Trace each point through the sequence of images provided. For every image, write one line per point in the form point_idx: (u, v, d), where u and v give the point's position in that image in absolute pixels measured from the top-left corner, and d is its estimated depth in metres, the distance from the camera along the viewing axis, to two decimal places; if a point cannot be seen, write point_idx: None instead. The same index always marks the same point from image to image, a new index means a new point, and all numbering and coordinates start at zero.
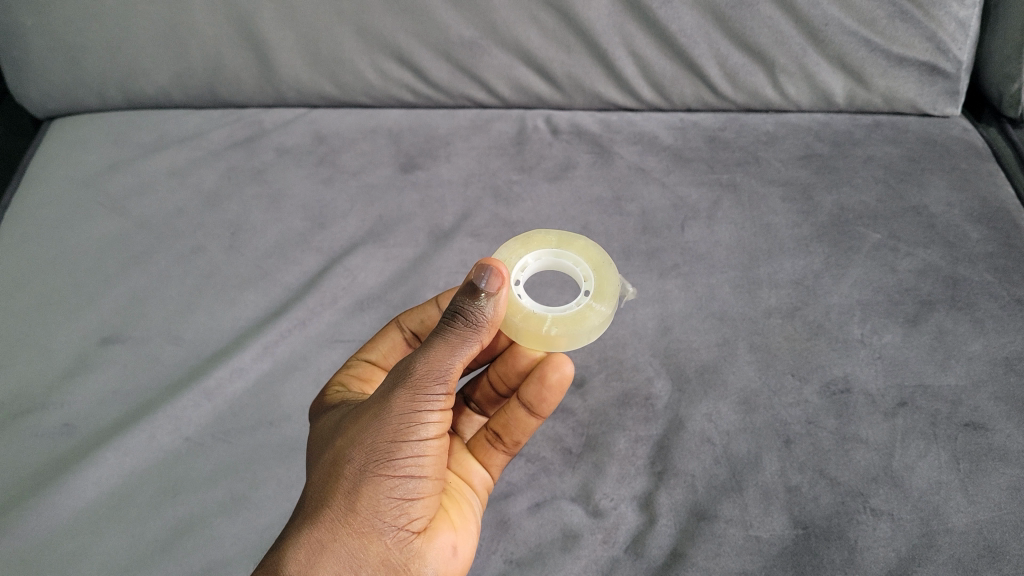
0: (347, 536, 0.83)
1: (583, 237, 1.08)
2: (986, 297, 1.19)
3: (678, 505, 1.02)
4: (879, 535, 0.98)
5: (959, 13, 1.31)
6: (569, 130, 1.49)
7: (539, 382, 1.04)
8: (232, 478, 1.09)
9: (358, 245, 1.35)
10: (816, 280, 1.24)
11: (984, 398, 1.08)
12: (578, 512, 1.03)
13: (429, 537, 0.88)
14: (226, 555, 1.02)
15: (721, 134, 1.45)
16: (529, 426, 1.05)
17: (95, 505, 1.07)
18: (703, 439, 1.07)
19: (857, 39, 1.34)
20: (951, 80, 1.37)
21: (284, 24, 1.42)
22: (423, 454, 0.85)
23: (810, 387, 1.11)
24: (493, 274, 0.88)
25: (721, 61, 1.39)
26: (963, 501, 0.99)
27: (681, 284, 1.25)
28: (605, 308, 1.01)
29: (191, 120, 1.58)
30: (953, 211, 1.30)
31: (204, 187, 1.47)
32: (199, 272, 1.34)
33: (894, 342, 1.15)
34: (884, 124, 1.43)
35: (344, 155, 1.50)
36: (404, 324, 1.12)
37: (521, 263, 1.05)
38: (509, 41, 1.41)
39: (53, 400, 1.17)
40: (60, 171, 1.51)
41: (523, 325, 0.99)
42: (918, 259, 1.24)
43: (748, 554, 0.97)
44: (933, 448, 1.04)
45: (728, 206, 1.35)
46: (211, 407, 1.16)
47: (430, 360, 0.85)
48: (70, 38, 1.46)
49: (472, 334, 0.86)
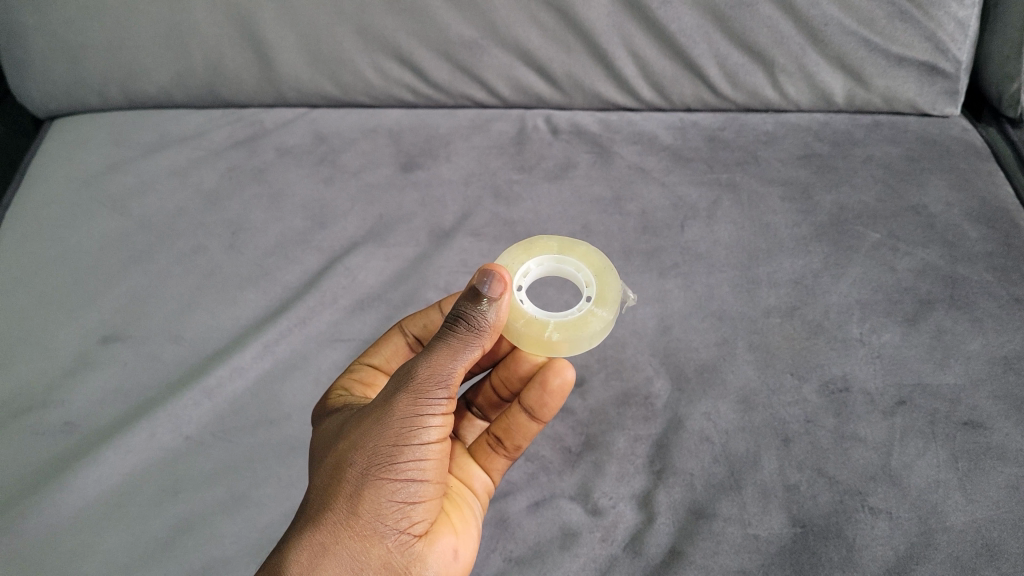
0: (349, 540, 0.83)
1: (584, 243, 1.08)
2: (985, 296, 1.19)
3: (676, 504, 1.03)
4: (877, 534, 0.98)
5: (958, 12, 1.31)
6: (569, 130, 1.49)
7: (540, 388, 1.04)
8: (232, 477, 1.10)
9: (358, 244, 1.35)
10: (815, 280, 1.24)
11: (983, 397, 1.09)
12: (576, 510, 1.03)
13: (430, 540, 0.88)
14: (225, 553, 1.03)
15: (721, 133, 1.45)
16: (530, 431, 1.05)
17: (96, 504, 1.08)
18: (702, 439, 1.08)
19: (856, 39, 1.34)
20: (951, 80, 1.37)
21: (284, 24, 1.43)
22: (424, 458, 0.86)
23: (809, 386, 1.12)
24: (496, 280, 0.89)
25: (720, 61, 1.39)
26: (961, 500, 1.00)
27: (680, 283, 1.25)
28: (607, 314, 1.01)
29: (192, 120, 1.58)
30: (952, 210, 1.30)
31: (204, 186, 1.48)
32: (200, 271, 1.34)
33: (893, 341, 1.15)
34: (883, 124, 1.44)
35: (344, 155, 1.50)
36: (406, 329, 1.13)
37: (522, 268, 1.05)
38: (508, 41, 1.41)
39: (55, 399, 1.18)
40: (61, 171, 1.51)
41: (525, 330, 0.99)
42: (917, 258, 1.25)
43: (746, 553, 0.97)
44: (931, 447, 1.04)
45: (727, 206, 1.35)
46: (212, 406, 1.16)
47: (433, 365, 0.86)
48: (71, 38, 1.47)
49: (474, 339, 0.87)
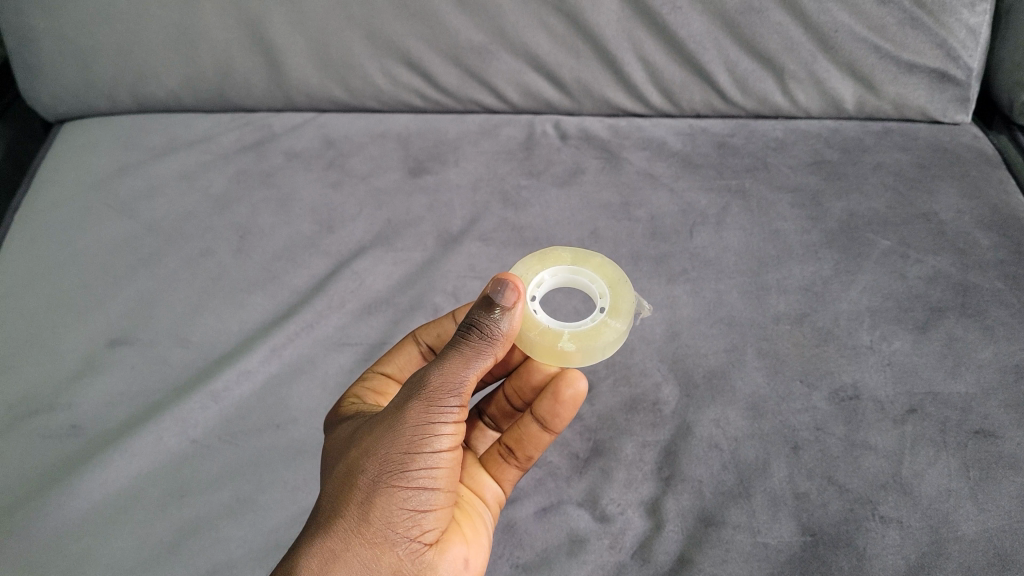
0: (360, 547, 0.83)
1: (598, 254, 1.08)
2: (996, 304, 1.18)
3: (685, 511, 1.02)
4: (888, 543, 0.97)
5: (969, 19, 1.31)
6: (578, 135, 1.49)
7: (552, 398, 1.03)
8: (238, 481, 1.10)
9: (366, 249, 1.35)
10: (825, 287, 1.23)
11: (995, 406, 1.08)
12: (584, 517, 1.03)
13: (442, 549, 0.88)
14: (231, 557, 1.03)
15: (730, 140, 1.45)
16: (542, 441, 1.04)
17: (103, 507, 1.08)
18: (711, 446, 1.07)
19: (867, 45, 1.34)
20: (962, 87, 1.37)
21: (294, 28, 1.43)
22: (436, 466, 0.85)
23: (818, 394, 1.11)
24: (509, 289, 0.89)
25: (730, 67, 1.39)
26: (972, 510, 0.99)
27: (689, 289, 1.25)
28: (621, 324, 1.00)
29: (202, 123, 1.58)
30: (963, 217, 1.30)
31: (213, 190, 1.48)
32: (207, 274, 1.35)
33: (903, 349, 1.15)
34: (893, 131, 1.43)
35: (353, 159, 1.50)
36: (420, 338, 1.12)
37: (536, 279, 1.05)
38: (518, 47, 1.42)
39: (61, 402, 1.18)
40: (72, 175, 1.52)
41: (538, 340, 0.99)
42: (928, 266, 1.24)
43: (756, 561, 0.97)
44: (942, 456, 1.04)
45: (736, 213, 1.35)
46: (218, 410, 1.16)
47: (445, 372, 0.86)
48: (83, 42, 1.47)
49: (486, 347, 0.87)
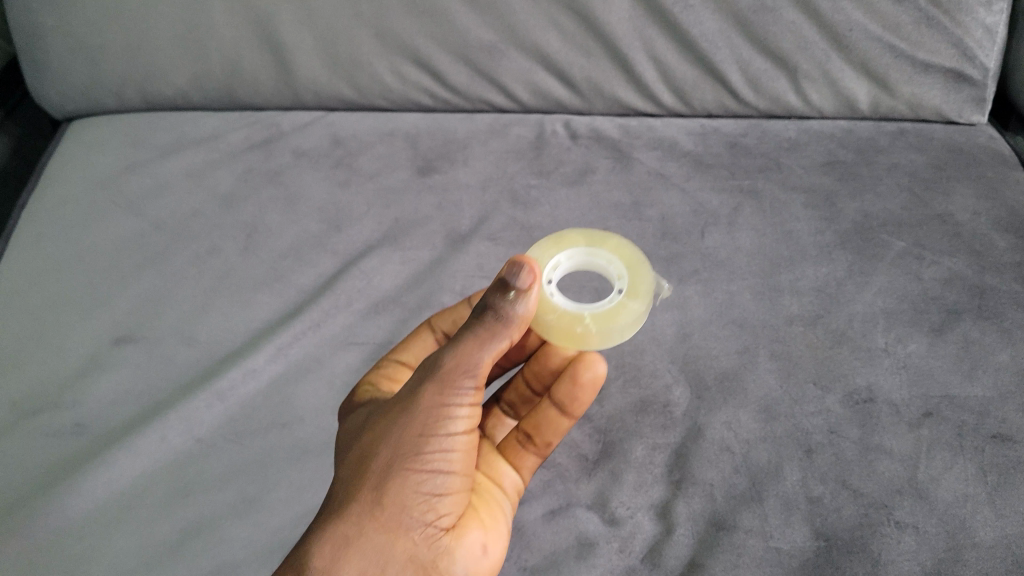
0: (374, 532, 0.81)
1: (614, 236, 1.07)
2: (1013, 306, 1.17)
3: (696, 514, 1.00)
4: (903, 549, 0.95)
5: (986, 19, 1.29)
6: (588, 135, 1.48)
7: (571, 381, 1.03)
8: (243, 480, 1.08)
9: (373, 248, 1.34)
10: (839, 288, 1.22)
11: (1012, 410, 1.06)
12: (594, 519, 1.01)
13: (458, 534, 0.86)
14: (235, 558, 1.01)
15: (742, 140, 1.44)
16: (561, 426, 1.03)
17: (107, 506, 1.06)
18: (723, 448, 1.05)
19: (881, 45, 1.33)
20: (977, 87, 1.35)
21: (303, 26, 1.42)
22: (451, 449, 0.84)
23: (833, 397, 1.09)
24: (526, 271, 0.87)
25: (743, 66, 1.38)
26: (990, 516, 0.97)
27: (700, 290, 1.24)
28: (640, 305, 0.99)
29: (211, 121, 1.58)
30: (979, 219, 1.28)
31: (220, 189, 1.47)
32: (214, 272, 1.34)
33: (919, 351, 1.13)
34: (908, 132, 1.42)
35: (361, 158, 1.49)
36: (435, 325, 1.11)
37: (552, 261, 1.04)
38: (528, 46, 1.41)
39: (67, 399, 1.17)
40: (79, 172, 1.51)
41: (555, 323, 0.97)
42: (944, 268, 1.22)
43: (768, 566, 0.95)
44: (958, 461, 1.02)
45: (748, 213, 1.33)
46: (223, 409, 1.15)
47: (459, 354, 0.84)
48: (93, 39, 1.47)
49: (501, 329, 0.85)
